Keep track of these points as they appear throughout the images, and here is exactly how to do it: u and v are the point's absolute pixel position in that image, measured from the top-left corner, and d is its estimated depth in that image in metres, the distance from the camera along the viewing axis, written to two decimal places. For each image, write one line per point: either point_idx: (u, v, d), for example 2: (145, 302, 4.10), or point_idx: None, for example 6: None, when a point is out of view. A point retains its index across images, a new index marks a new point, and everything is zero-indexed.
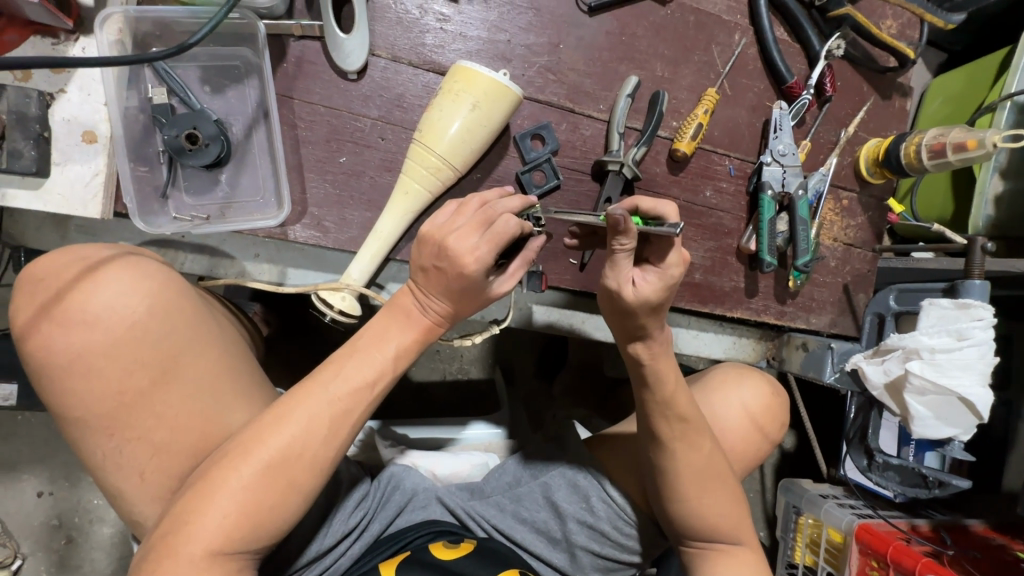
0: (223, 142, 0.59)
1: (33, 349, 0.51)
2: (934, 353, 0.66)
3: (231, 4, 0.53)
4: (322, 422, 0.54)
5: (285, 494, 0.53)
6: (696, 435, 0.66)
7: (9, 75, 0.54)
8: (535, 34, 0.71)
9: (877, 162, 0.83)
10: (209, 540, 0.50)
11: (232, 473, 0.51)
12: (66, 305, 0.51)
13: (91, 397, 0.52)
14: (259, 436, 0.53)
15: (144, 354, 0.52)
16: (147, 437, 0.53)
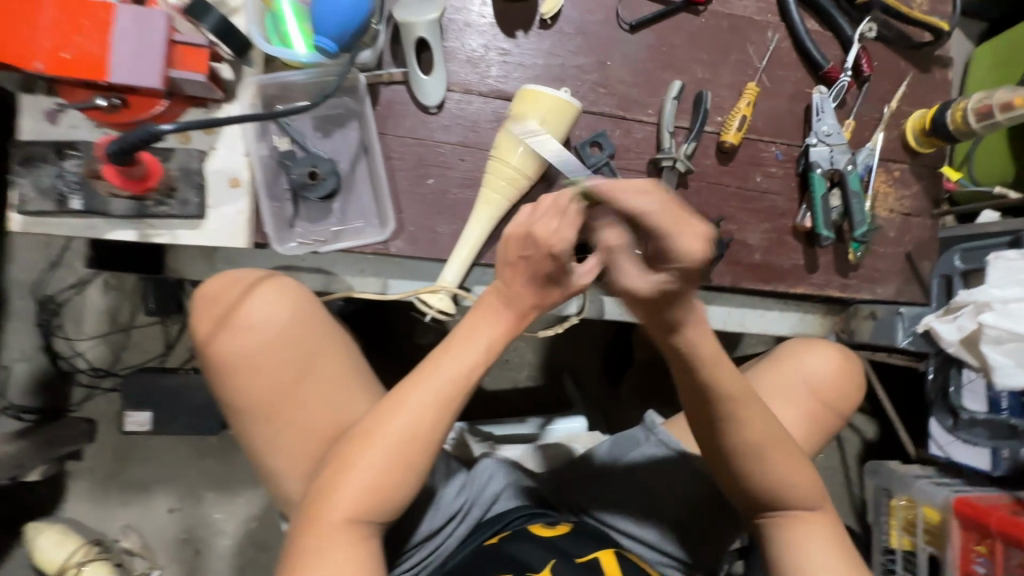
0: (336, 176, 0.71)
1: (212, 353, 0.62)
2: (1005, 303, 0.68)
3: (348, 66, 0.66)
4: (438, 408, 0.58)
5: (408, 472, 0.58)
6: (745, 402, 0.59)
7: (173, 139, 0.67)
8: (584, 55, 0.80)
9: (924, 132, 0.86)
10: (347, 517, 0.56)
11: (364, 454, 0.57)
12: (232, 315, 0.62)
13: (254, 390, 0.62)
14: (385, 419, 0.58)
15: (294, 351, 0.62)
16: (298, 426, 0.62)
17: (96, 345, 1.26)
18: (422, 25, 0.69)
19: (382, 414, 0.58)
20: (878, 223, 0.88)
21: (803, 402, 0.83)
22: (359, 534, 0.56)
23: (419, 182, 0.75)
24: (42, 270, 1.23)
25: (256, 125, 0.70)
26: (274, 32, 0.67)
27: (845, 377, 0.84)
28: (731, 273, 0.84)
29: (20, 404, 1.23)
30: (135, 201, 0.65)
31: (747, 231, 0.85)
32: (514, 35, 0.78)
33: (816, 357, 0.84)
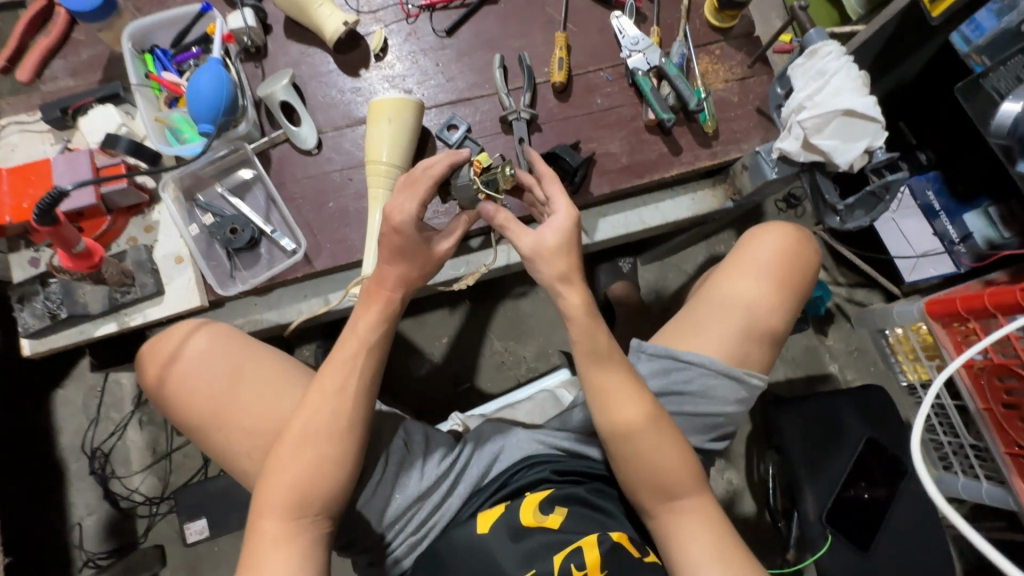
0: (252, 226, 0.86)
1: (165, 389, 0.81)
2: (811, 98, 0.77)
3: (213, 137, 0.82)
4: (337, 404, 0.76)
5: (327, 462, 0.74)
6: (650, 429, 0.74)
7: (123, 245, 0.85)
8: (420, 67, 0.98)
9: (718, 10, 0.99)
10: (287, 494, 0.72)
11: (289, 449, 0.74)
12: (177, 356, 0.81)
13: (201, 407, 0.79)
14: (299, 421, 0.75)
15: (223, 373, 0.80)
16: (240, 429, 0.79)
17: (146, 477, 1.41)
18: (279, 90, 0.89)
19: (297, 420, 0.75)
20: (719, 95, 1.00)
21: (771, 275, 0.90)
22: (296, 522, 0.71)
23: (323, 208, 0.91)
24: (86, 429, 1.41)
25: (183, 212, 0.88)
26: (174, 139, 0.87)
27: (806, 254, 0.93)
28: (607, 181, 0.95)
29: (98, 552, 1.36)
30: (106, 298, 0.82)
31: (607, 144, 0.97)
32: (359, 74, 0.97)
33: (776, 236, 0.92)
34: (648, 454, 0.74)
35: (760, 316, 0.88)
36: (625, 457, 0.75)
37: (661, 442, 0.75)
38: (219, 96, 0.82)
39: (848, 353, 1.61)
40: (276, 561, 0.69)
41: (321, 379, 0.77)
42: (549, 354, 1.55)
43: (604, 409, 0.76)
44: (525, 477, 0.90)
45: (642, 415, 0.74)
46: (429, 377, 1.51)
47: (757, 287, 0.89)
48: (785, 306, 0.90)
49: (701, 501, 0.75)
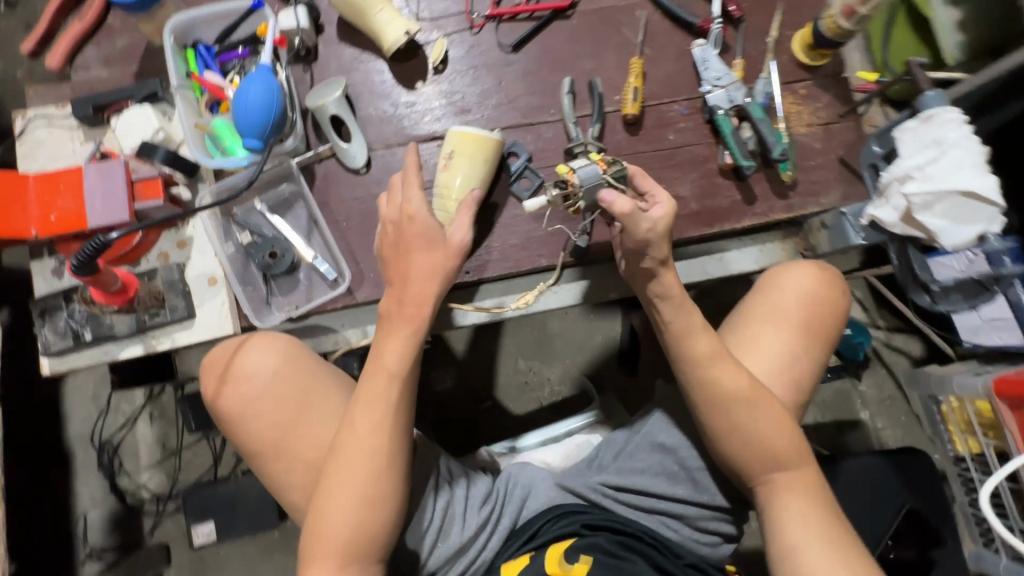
0: (292, 251, 0.80)
1: (218, 408, 0.71)
2: (923, 169, 0.69)
3: (264, 155, 0.75)
4: (385, 436, 0.68)
5: (379, 498, 0.67)
6: (747, 407, 0.73)
7: (155, 261, 0.79)
8: (481, 84, 0.90)
9: (810, 47, 0.92)
10: (346, 529, 0.66)
11: (341, 485, 0.67)
12: (231, 371, 0.71)
13: (247, 435, 0.70)
14: (348, 455, 0.68)
15: (273, 396, 0.70)
16: (301, 458, 0.70)
17: (154, 473, 1.37)
18: (331, 102, 0.81)
19: (346, 454, 0.68)
20: (800, 140, 0.92)
21: (800, 323, 0.78)
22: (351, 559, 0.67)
23: (367, 234, 0.84)
24: (95, 420, 1.37)
25: (219, 229, 0.81)
26: (215, 148, 0.80)
27: (836, 291, 0.80)
28: (673, 227, 0.88)
29: (103, 545, 1.34)
30: (134, 320, 0.76)
31: (676, 185, 0.90)
32: (415, 87, 0.89)
33: (801, 270, 0.80)
34: (748, 427, 0.73)
35: (788, 363, 0.77)
36: (722, 432, 0.73)
37: (764, 417, 0.73)
38: (270, 108, 0.75)
39: (880, 400, 1.55)
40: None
41: (362, 407, 0.69)
42: (574, 378, 1.49)
43: (711, 389, 0.73)
44: (555, 529, 0.85)
45: (744, 393, 0.72)
46: (448, 393, 1.45)
47: (779, 333, 0.78)
48: (813, 350, 0.78)
49: (802, 476, 0.73)
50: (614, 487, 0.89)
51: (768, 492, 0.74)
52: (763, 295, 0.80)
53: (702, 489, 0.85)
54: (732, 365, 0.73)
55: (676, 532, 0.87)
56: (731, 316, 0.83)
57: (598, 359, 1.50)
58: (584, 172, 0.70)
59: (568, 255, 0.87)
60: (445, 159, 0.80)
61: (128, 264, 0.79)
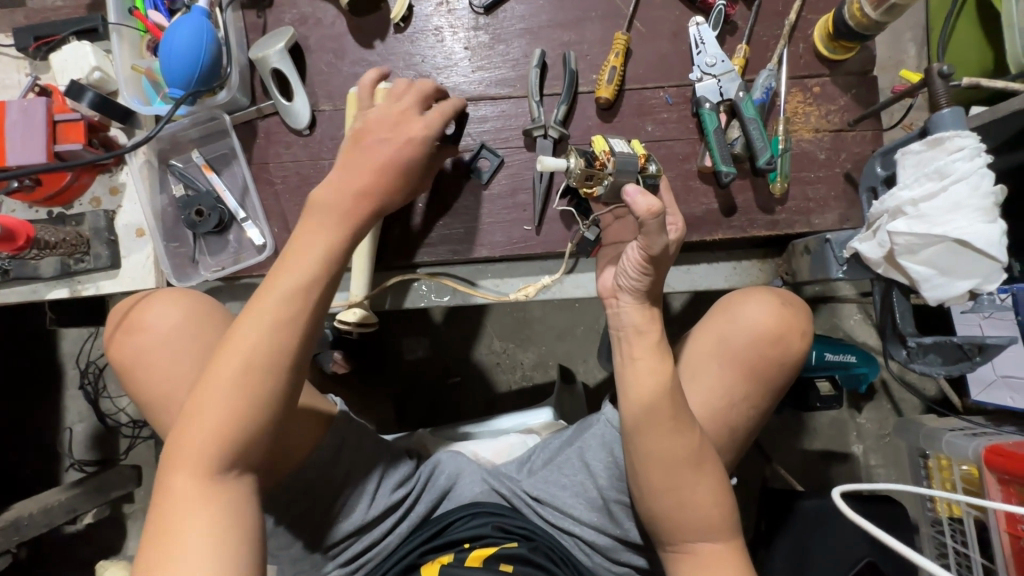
0: (221, 210, 0.77)
1: (116, 356, 0.71)
2: (918, 205, 0.58)
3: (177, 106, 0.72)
4: (267, 337, 0.56)
5: (262, 387, 0.56)
6: (693, 469, 0.66)
7: (87, 206, 0.78)
8: (445, 48, 0.82)
9: (831, 37, 0.78)
10: (205, 441, 0.55)
11: (206, 394, 0.55)
12: (128, 321, 0.71)
13: (151, 378, 0.68)
14: (223, 356, 0.56)
15: (182, 342, 0.69)
16: (191, 403, 0.67)
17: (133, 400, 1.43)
18: (273, 55, 0.76)
19: (220, 357, 0.56)
20: (802, 147, 0.80)
21: (746, 358, 0.71)
22: (213, 483, 0.55)
23: (303, 201, 0.80)
24: (84, 342, 1.42)
25: (154, 179, 0.79)
26: (154, 94, 0.77)
27: (794, 334, 0.71)
28: None
29: (84, 458, 1.41)
30: (58, 263, 0.76)
31: None
32: (373, 46, 0.82)
33: (757, 306, 0.71)
34: (684, 488, 0.66)
35: (721, 414, 0.70)
36: (657, 487, 0.67)
37: (698, 476, 0.66)
38: (196, 56, 0.70)
39: (878, 437, 1.40)
40: (194, 480, 0.54)
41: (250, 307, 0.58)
42: (548, 367, 1.43)
43: (646, 441, 0.66)
44: (465, 529, 0.77)
45: (688, 453, 0.66)
46: (417, 364, 1.42)
47: (716, 377, 0.71)
48: (751, 399, 0.71)
49: (728, 549, 0.67)
50: (536, 497, 0.82)
51: (689, 557, 0.68)
52: (713, 324, 0.73)
53: (618, 522, 0.79)
54: (674, 423, 0.65)
55: (589, 557, 0.80)
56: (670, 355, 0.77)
57: (575, 351, 1.43)
58: (623, 158, 0.65)
59: (575, 246, 0.80)
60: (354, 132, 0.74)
61: (61, 206, 0.78)
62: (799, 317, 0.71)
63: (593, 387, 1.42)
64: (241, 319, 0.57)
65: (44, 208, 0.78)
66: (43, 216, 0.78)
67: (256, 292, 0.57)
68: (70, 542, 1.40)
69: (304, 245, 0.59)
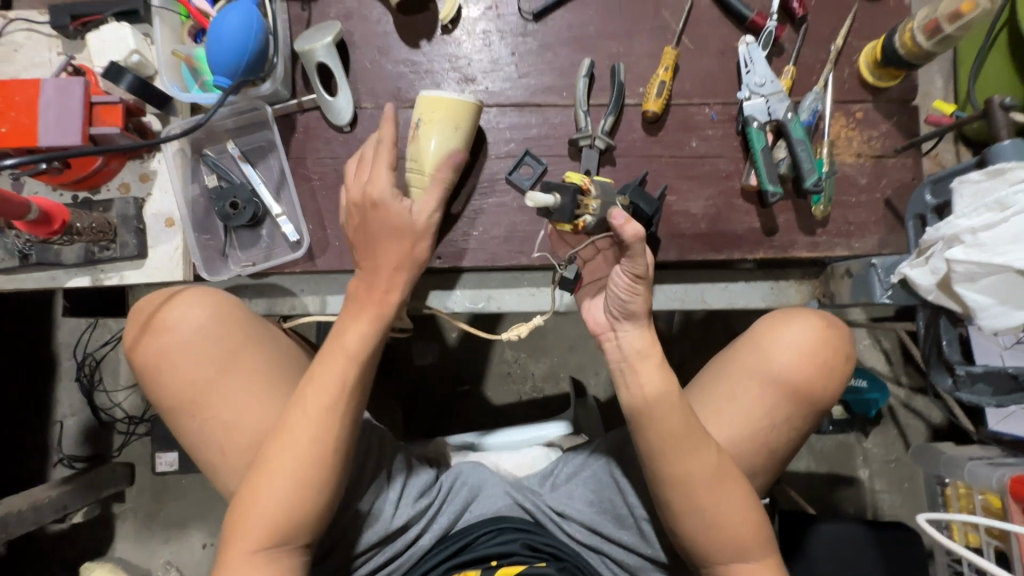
0: (256, 203, 0.74)
1: (136, 358, 0.67)
2: (976, 234, 0.58)
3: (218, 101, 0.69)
4: (329, 417, 0.61)
5: (343, 426, 0.62)
6: (728, 485, 0.66)
7: (116, 191, 0.75)
8: (492, 52, 0.81)
9: (878, 64, 0.78)
10: (271, 516, 0.59)
11: (277, 469, 0.60)
12: (153, 321, 0.67)
13: (177, 385, 0.66)
14: (288, 434, 0.61)
15: (212, 350, 0.66)
16: (219, 416, 0.66)
17: (131, 394, 1.37)
18: (319, 49, 0.74)
19: (287, 431, 0.61)
20: (844, 171, 0.80)
21: (790, 379, 0.71)
22: (271, 549, 0.60)
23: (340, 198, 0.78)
24: (82, 332, 1.37)
25: (186, 168, 0.76)
26: (192, 81, 0.75)
27: (839, 357, 0.72)
28: (675, 246, 0.79)
29: (74, 454, 1.35)
30: (83, 249, 0.73)
31: (688, 200, 0.79)
32: (419, 46, 0.80)
33: (801, 329, 0.72)
34: (723, 509, 0.65)
35: (760, 434, 0.70)
36: (694, 507, 0.65)
37: (733, 496, 0.65)
38: (245, 45, 0.69)
39: (884, 462, 1.40)
40: (269, 506, 0.60)
41: (309, 387, 0.62)
42: (559, 378, 1.41)
43: (678, 466, 0.65)
44: (492, 545, 0.74)
45: (719, 467, 0.65)
46: (428, 369, 1.40)
47: (758, 395, 0.71)
48: (792, 420, 0.71)
49: (764, 568, 0.66)
50: (561, 513, 0.79)
51: None
52: (757, 340, 0.73)
53: (649, 540, 0.77)
54: (704, 439, 0.65)
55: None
56: (703, 375, 0.76)
57: (587, 363, 1.41)
58: (601, 185, 0.68)
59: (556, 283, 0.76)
60: (413, 129, 0.72)
61: (87, 190, 0.75)
62: (846, 343, 0.72)
63: (604, 400, 1.40)
64: (329, 351, 0.64)
65: (69, 192, 0.75)
66: (67, 200, 0.75)
67: (346, 328, 0.65)
68: (53, 542, 1.33)
69: (383, 278, 0.65)
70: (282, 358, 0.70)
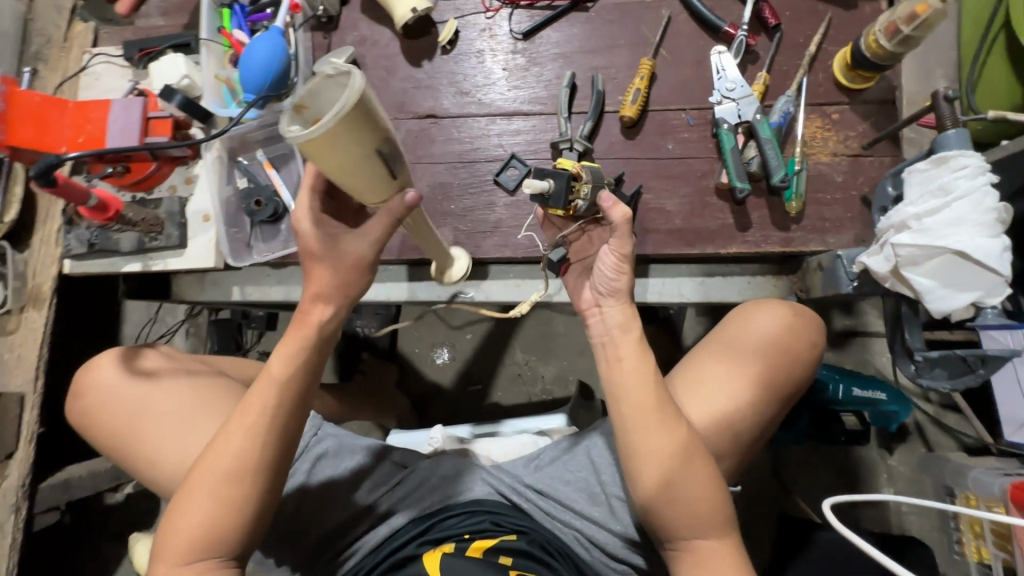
0: (276, 201, 0.86)
1: (82, 405, 0.83)
2: (921, 220, 0.60)
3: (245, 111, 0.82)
4: (252, 438, 0.66)
5: (263, 450, 0.66)
6: (696, 470, 0.68)
7: (165, 192, 0.89)
8: (485, 68, 0.90)
9: (850, 67, 0.82)
10: (192, 536, 0.65)
11: (197, 492, 0.65)
12: (91, 374, 0.84)
13: (112, 421, 0.80)
14: (212, 458, 0.66)
15: (140, 389, 0.81)
16: (145, 444, 0.78)
17: None
18: None
19: (210, 456, 0.66)
20: (819, 170, 0.83)
21: (757, 364, 0.74)
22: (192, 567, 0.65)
23: None
24: None
25: (223, 172, 0.89)
26: (230, 99, 0.89)
27: (801, 343, 0.75)
28: (650, 241, 0.83)
29: None
30: (137, 239, 0.87)
31: (664, 198, 0.84)
32: (422, 65, 0.91)
33: (769, 316, 0.75)
34: (688, 492, 0.68)
35: (728, 418, 0.72)
36: (659, 485, 0.68)
37: (697, 472, 0.68)
38: (270, 67, 0.82)
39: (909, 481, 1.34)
40: (193, 526, 0.65)
41: (237, 415, 0.67)
42: (567, 381, 1.45)
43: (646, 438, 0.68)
44: (466, 522, 0.80)
45: (681, 449, 0.68)
46: (443, 368, 1.48)
47: (726, 379, 0.74)
48: (758, 406, 0.73)
49: (727, 547, 0.68)
50: (539, 491, 0.83)
51: (686, 556, 0.69)
52: (727, 327, 0.77)
53: (618, 518, 0.80)
54: (671, 416, 0.69)
55: (588, 551, 0.81)
56: (682, 365, 0.79)
57: (595, 367, 1.44)
58: (591, 170, 0.75)
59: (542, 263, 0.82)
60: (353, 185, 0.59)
61: (143, 192, 0.89)
62: (809, 330, 0.76)
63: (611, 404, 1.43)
64: (259, 380, 0.68)
65: (128, 193, 0.89)
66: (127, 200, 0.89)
67: (273, 356, 0.68)
68: (109, 513, 1.49)
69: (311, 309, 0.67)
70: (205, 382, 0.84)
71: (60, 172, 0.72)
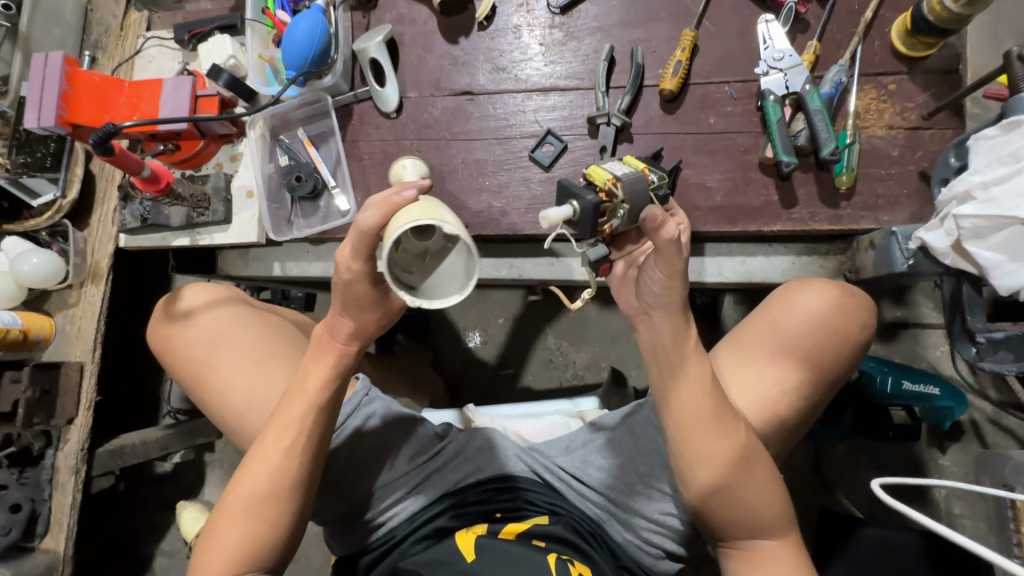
0: (315, 177, 0.88)
1: (159, 342, 0.87)
2: (988, 189, 0.58)
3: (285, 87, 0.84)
4: (288, 455, 0.68)
5: (299, 464, 0.69)
6: (743, 469, 0.65)
7: (212, 169, 0.93)
8: (522, 44, 0.89)
9: (909, 33, 0.76)
10: (226, 550, 0.66)
11: (236, 505, 0.68)
12: (170, 315, 0.88)
13: (187, 356, 0.85)
14: (249, 474, 0.69)
15: (214, 334, 0.85)
16: (216, 389, 0.82)
17: None
18: (372, 46, 0.86)
19: (249, 470, 0.69)
20: (873, 144, 0.78)
21: (802, 346, 0.71)
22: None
23: (385, 175, 0.89)
24: None
25: (265, 150, 0.92)
26: (273, 78, 0.91)
27: (851, 324, 0.72)
28: (689, 218, 0.81)
29: None
30: (185, 215, 0.90)
31: (704, 174, 0.82)
32: (458, 42, 0.91)
33: (815, 294, 0.72)
34: (736, 491, 0.65)
35: (774, 405, 0.70)
36: (706, 485, 0.66)
37: (755, 474, 0.66)
38: (311, 44, 0.84)
39: None
40: (229, 540, 0.67)
41: (275, 431, 0.69)
42: (600, 368, 1.44)
43: (699, 443, 0.65)
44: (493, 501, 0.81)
45: (736, 450, 0.65)
46: (475, 351, 1.49)
47: (768, 364, 0.71)
48: (802, 388, 0.70)
49: (779, 545, 0.67)
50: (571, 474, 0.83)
51: (736, 556, 0.69)
52: (769, 306, 0.74)
53: (654, 502, 0.80)
54: (723, 416, 0.65)
55: (619, 532, 0.81)
56: (723, 347, 0.76)
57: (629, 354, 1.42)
58: (630, 180, 0.58)
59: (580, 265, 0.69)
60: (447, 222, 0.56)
61: (191, 169, 0.93)
62: (859, 313, 0.72)
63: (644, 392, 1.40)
64: (293, 396, 0.70)
65: (178, 171, 0.94)
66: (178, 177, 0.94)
67: (307, 373, 0.70)
68: (160, 481, 1.57)
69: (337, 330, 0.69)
70: (273, 330, 0.87)
71: (114, 142, 0.77)
